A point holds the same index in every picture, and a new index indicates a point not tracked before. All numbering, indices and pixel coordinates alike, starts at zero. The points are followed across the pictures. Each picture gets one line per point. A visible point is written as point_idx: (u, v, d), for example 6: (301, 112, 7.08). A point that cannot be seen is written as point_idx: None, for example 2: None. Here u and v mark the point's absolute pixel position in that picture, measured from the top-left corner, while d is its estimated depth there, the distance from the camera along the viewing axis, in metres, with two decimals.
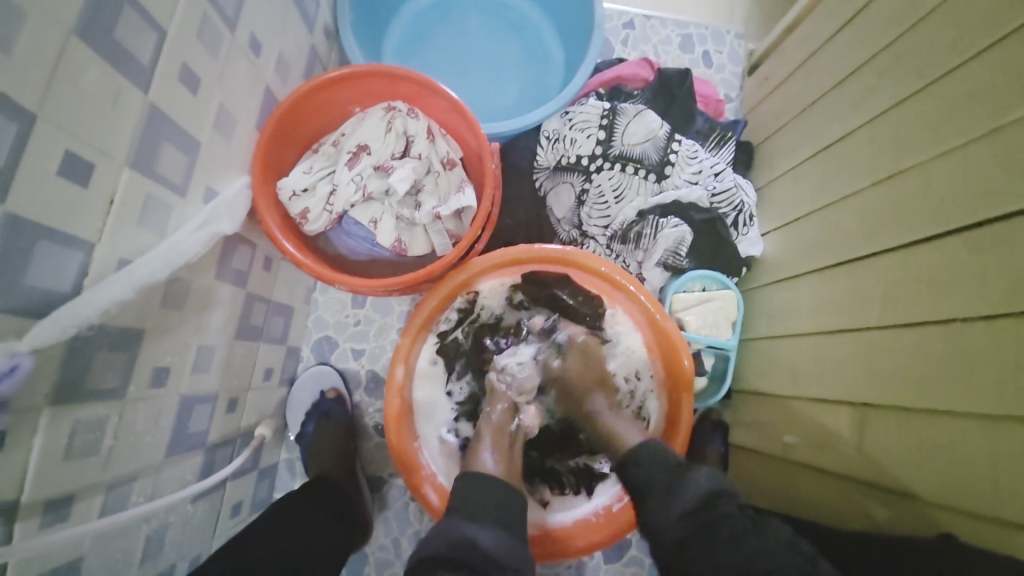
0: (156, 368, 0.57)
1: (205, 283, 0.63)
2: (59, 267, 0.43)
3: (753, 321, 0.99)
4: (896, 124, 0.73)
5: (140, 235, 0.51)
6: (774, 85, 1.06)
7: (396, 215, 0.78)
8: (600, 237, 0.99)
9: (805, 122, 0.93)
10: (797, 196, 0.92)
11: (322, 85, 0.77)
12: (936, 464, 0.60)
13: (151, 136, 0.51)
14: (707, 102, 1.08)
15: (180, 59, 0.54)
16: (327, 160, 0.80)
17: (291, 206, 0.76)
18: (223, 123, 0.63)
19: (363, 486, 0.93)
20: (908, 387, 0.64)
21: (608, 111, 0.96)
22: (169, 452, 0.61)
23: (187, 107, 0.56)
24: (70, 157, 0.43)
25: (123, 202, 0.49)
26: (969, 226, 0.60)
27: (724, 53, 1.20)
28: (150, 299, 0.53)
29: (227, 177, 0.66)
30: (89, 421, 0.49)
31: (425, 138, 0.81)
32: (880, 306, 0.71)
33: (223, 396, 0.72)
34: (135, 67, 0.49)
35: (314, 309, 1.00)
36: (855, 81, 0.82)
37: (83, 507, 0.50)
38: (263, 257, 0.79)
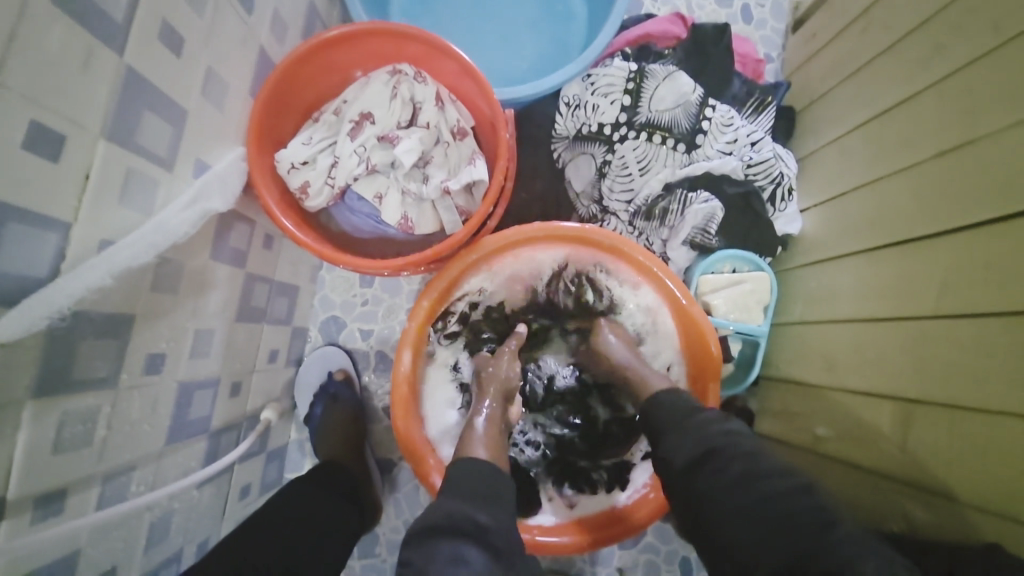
0: (150, 355, 0.54)
1: (198, 265, 0.59)
2: (33, 251, 0.40)
3: (788, 304, 0.92)
4: (968, 83, 0.63)
5: (122, 213, 0.47)
6: (823, 42, 0.95)
7: (403, 189, 0.73)
8: (622, 213, 0.91)
9: (858, 84, 0.83)
10: (845, 167, 0.83)
11: (320, 47, 0.70)
12: (992, 470, 0.54)
13: (129, 103, 0.47)
14: (745, 62, 0.98)
15: (158, 15, 0.48)
16: (328, 130, 0.74)
17: (290, 180, 0.71)
18: (213, 89, 0.58)
19: (373, 469, 0.92)
20: (965, 385, 0.57)
21: (635, 73, 0.87)
22: (169, 440, 0.59)
23: (169, 70, 0.51)
24: (36, 127, 0.39)
25: (101, 177, 0.45)
26: None
27: (766, 6, 1.08)
28: (138, 284, 0.50)
29: (220, 149, 0.61)
30: (78, 412, 0.46)
31: (434, 105, 0.74)
32: (936, 293, 0.63)
33: (226, 379, 0.70)
34: (107, 25, 0.43)
35: (320, 288, 0.97)
36: (919, 33, 0.72)
37: (79, 498, 0.48)
38: (263, 235, 0.75)
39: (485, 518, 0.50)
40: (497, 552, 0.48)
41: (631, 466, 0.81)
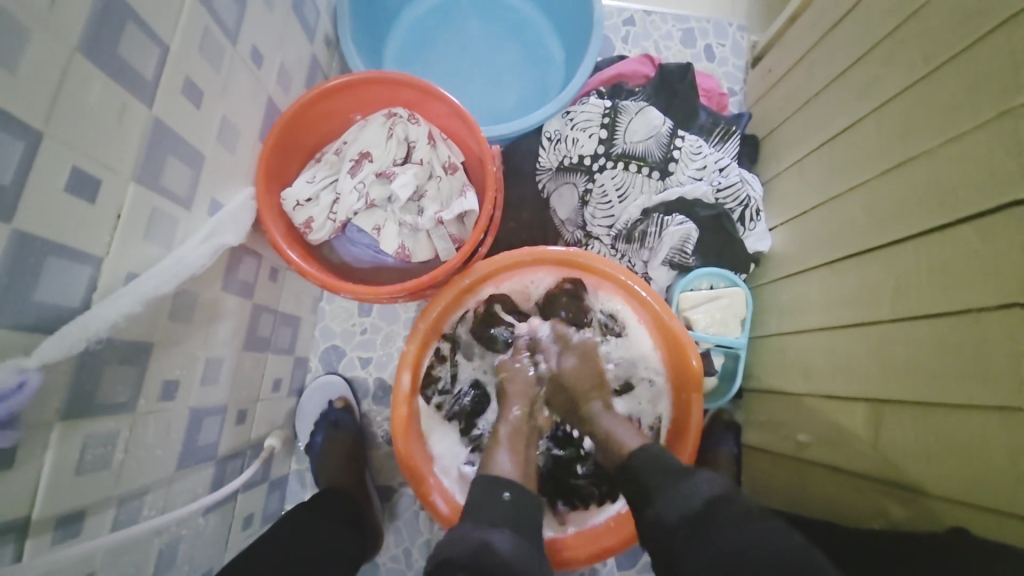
0: (165, 381, 0.57)
1: (211, 296, 0.63)
2: (67, 283, 0.44)
3: (763, 317, 0.97)
4: (903, 112, 0.72)
5: (146, 248, 0.52)
6: (777, 77, 1.05)
7: (400, 222, 0.79)
8: (605, 237, 0.98)
9: (810, 113, 0.92)
10: (804, 189, 0.91)
11: (323, 94, 0.77)
12: (960, 462, 0.57)
13: (158, 148, 0.52)
14: (710, 96, 1.07)
15: (182, 73, 0.54)
16: (329, 169, 0.80)
17: (294, 216, 0.76)
18: (226, 135, 0.64)
19: (374, 495, 0.93)
20: (924, 381, 0.62)
21: (610, 110, 0.95)
22: (179, 465, 0.61)
23: (190, 120, 0.56)
24: (77, 173, 0.44)
25: (130, 217, 0.49)
26: (984, 213, 0.58)
27: (726, 46, 1.19)
28: (158, 313, 0.54)
29: (232, 189, 0.67)
30: (100, 435, 0.49)
31: (426, 143, 0.81)
32: (891, 298, 0.69)
33: (233, 406, 0.73)
34: (139, 83, 0.49)
35: (321, 318, 1.01)
36: (860, 68, 0.81)
37: (96, 520, 0.50)
38: (269, 268, 0.79)
39: (485, 543, 0.52)
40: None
41: None
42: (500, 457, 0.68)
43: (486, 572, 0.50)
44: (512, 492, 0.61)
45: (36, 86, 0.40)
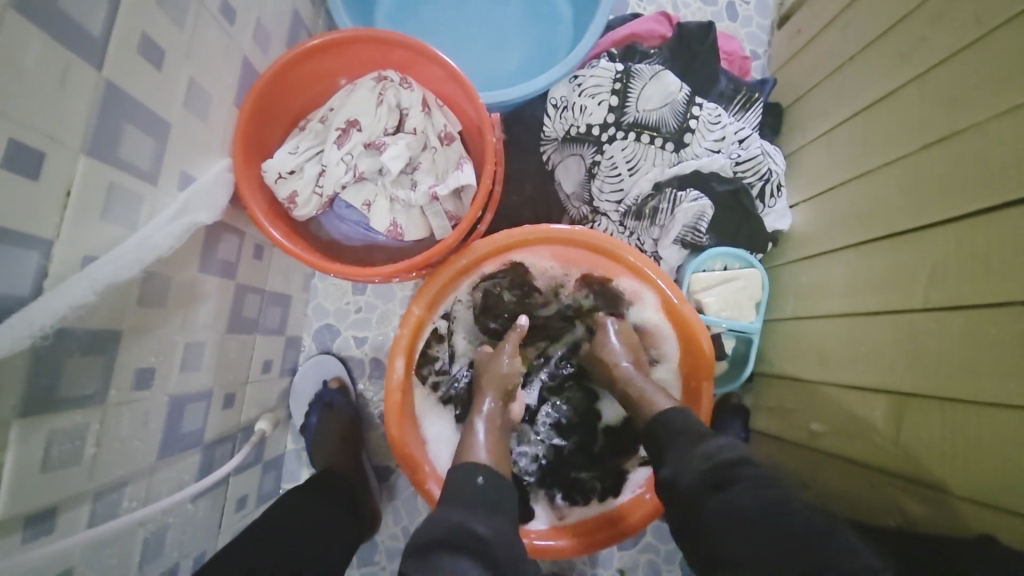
0: (138, 370, 0.54)
1: (187, 278, 0.59)
2: (10, 270, 0.39)
3: (778, 300, 0.92)
4: (953, 76, 0.63)
5: (105, 228, 0.47)
6: (807, 38, 0.95)
7: (391, 197, 0.73)
8: (613, 213, 0.92)
9: (843, 79, 0.83)
10: (832, 162, 0.83)
11: (305, 55, 0.70)
12: (996, 466, 0.53)
13: (112, 117, 0.46)
14: (732, 60, 0.98)
15: (138, 29, 0.48)
16: (315, 138, 0.74)
17: (277, 190, 0.70)
18: (196, 101, 0.58)
19: (371, 477, 0.91)
20: (957, 378, 0.57)
21: (622, 73, 0.87)
22: (161, 454, 0.59)
23: (149, 84, 0.50)
24: (14, 145, 0.38)
25: (83, 195, 0.44)
26: None
27: (751, 4, 1.09)
28: (124, 300, 0.49)
29: (206, 161, 0.61)
30: (66, 430, 0.46)
31: (420, 110, 0.74)
32: (924, 286, 0.63)
33: (219, 391, 0.70)
34: (84, 41, 0.43)
35: (313, 295, 0.97)
36: (906, 24, 0.72)
37: (68, 516, 0.48)
38: (254, 245, 0.75)
39: (480, 544, 0.49)
40: (492, 560, 0.48)
41: (627, 475, 0.80)
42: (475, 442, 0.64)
43: (459, 551, 0.48)
44: (486, 477, 0.57)
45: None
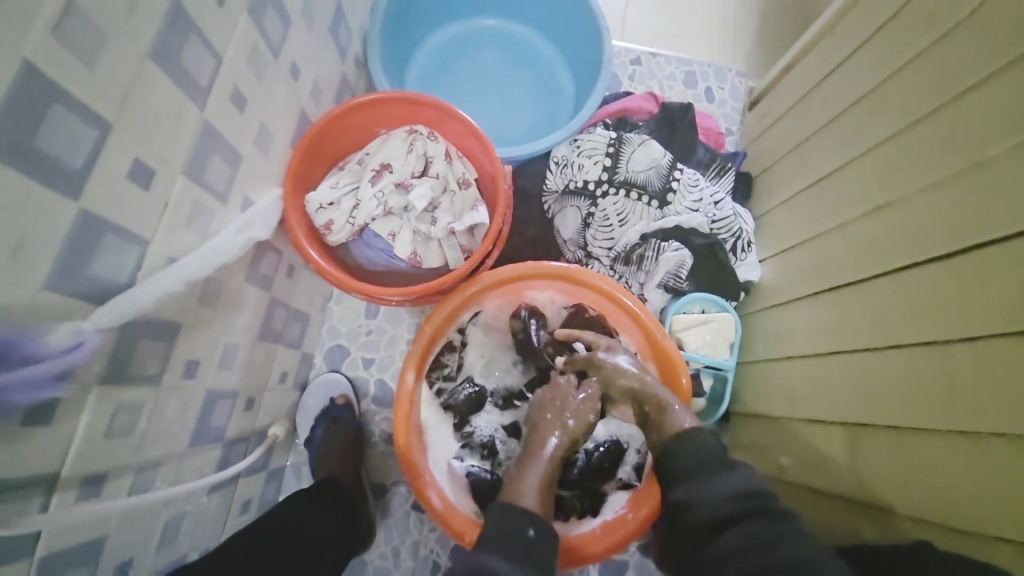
0: (188, 361, 0.61)
1: (235, 285, 0.68)
2: (117, 260, 0.47)
3: (750, 344, 1.02)
4: (882, 158, 0.77)
5: (186, 235, 0.57)
6: (771, 120, 1.13)
7: (414, 230, 0.84)
8: (604, 258, 1.04)
9: (801, 155, 0.98)
10: (794, 223, 0.97)
11: (351, 109, 0.83)
12: (925, 483, 0.60)
13: (205, 147, 0.57)
14: (708, 134, 1.14)
15: (233, 82, 0.60)
16: (352, 177, 0.86)
17: (316, 218, 0.81)
18: (262, 139, 0.70)
19: (368, 493, 0.95)
20: (893, 407, 0.66)
21: (615, 140, 1.02)
22: (191, 442, 0.65)
23: (233, 124, 0.62)
24: (137, 163, 0.48)
25: (176, 206, 0.54)
26: (943, 254, 0.63)
27: (725, 90, 1.28)
28: (191, 296, 0.58)
29: (263, 189, 0.72)
30: (129, 404, 0.52)
31: (443, 159, 0.87)
32: (866, 329, 0.74)
33: (243, 393, 0.76)
34: (196, 89, 0.54)
35: (328, 317, 1.05)
36: (848, 114, 0.87)
37: (115, 484, 0.53)
38: (288, 265, 0.84)
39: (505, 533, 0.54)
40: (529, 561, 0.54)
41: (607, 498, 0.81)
42: (525, 488, 0.66)
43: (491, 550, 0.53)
44: (537, 531, 0.60)
45: (108, 84, 0.43)
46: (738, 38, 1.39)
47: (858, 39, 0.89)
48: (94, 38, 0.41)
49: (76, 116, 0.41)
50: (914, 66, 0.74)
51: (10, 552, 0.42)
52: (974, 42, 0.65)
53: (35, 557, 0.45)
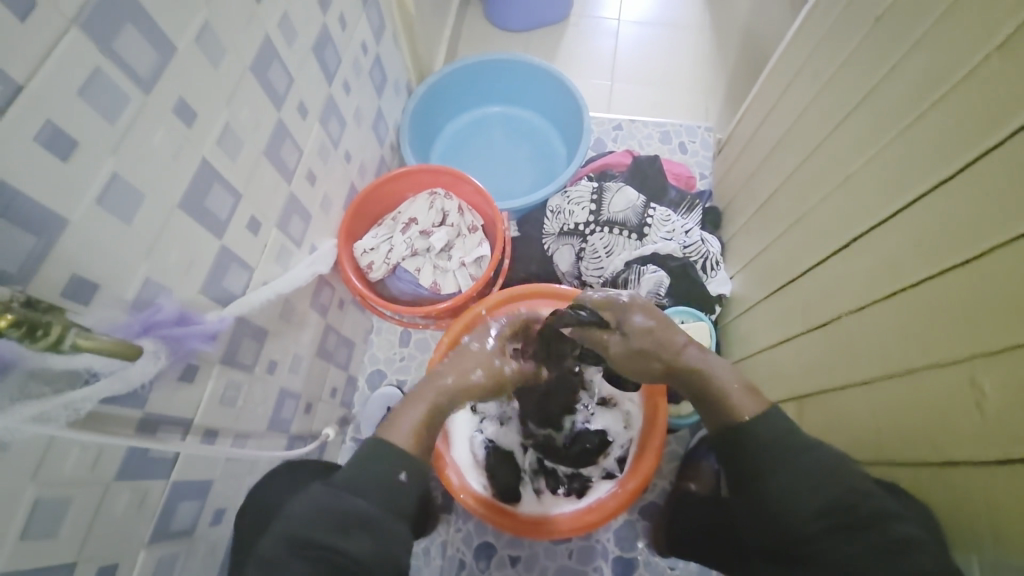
0: (270, 360, 0.84)
1: (302, 308, 0.92)
2: (236, 279, 0.72)
3: (729, 349, 1.16)
4: (799, 180, 0.95)
5: (275, 267, 0.82)
6: (731, 163, 1.34)
7: (434, 265, 1.10)
8: (595, 284, 1.22)
9: (750, 188, 1.18)
10: (749, 242, 1.14)
11: (387, 180, 1.11)
12: (854, 431, 0.72)
13: (290, 209, 0.84)
14: (679, 178, 1.36)
15: (308, 166, 0.88)
16: (387, 229, 1.11)
17: (361, 260, 1.07)
18: (325, 204, 0.97)
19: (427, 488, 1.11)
20: (825, 374, 0.79)
21: (597, 189, 1.25)
22: (267, 426, 0.86)
23: (307, 194, 0.90)
24: (253, 218, 0.74)
25: (270, 247, 0.80)
26: (837, 247, 0.80)
27: (696, 142, 1.51)
28: (275, 310, 0.82)
29: (324, 239, 0.99)
30: (235, 383, 0.75)
31: (456, 212, 1.13)
32: (800, 316, 0.88)
33: (305, 396, 0.98)
34: (286, 171, 0.82)
35: (370, 346, 1.27)
36: (776, 151, 1.07)
37: (220, 441, 0.74)
38: (340, 299, 1.09)
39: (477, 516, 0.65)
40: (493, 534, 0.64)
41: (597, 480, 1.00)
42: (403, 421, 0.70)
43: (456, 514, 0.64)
44: (408, 474, 0.65)
45: (242, 169, 0.71)
46: (708, 102, 1.65)
47: (776, 94, 1.11)
48: (237, 144, 0.69)
49: (226, 189, 0.68)
50: (809, 112, 0.95)
51: (162, 468, 0.63)
52: (837, 93, 0.86)
53: (170, 478, 0.64)
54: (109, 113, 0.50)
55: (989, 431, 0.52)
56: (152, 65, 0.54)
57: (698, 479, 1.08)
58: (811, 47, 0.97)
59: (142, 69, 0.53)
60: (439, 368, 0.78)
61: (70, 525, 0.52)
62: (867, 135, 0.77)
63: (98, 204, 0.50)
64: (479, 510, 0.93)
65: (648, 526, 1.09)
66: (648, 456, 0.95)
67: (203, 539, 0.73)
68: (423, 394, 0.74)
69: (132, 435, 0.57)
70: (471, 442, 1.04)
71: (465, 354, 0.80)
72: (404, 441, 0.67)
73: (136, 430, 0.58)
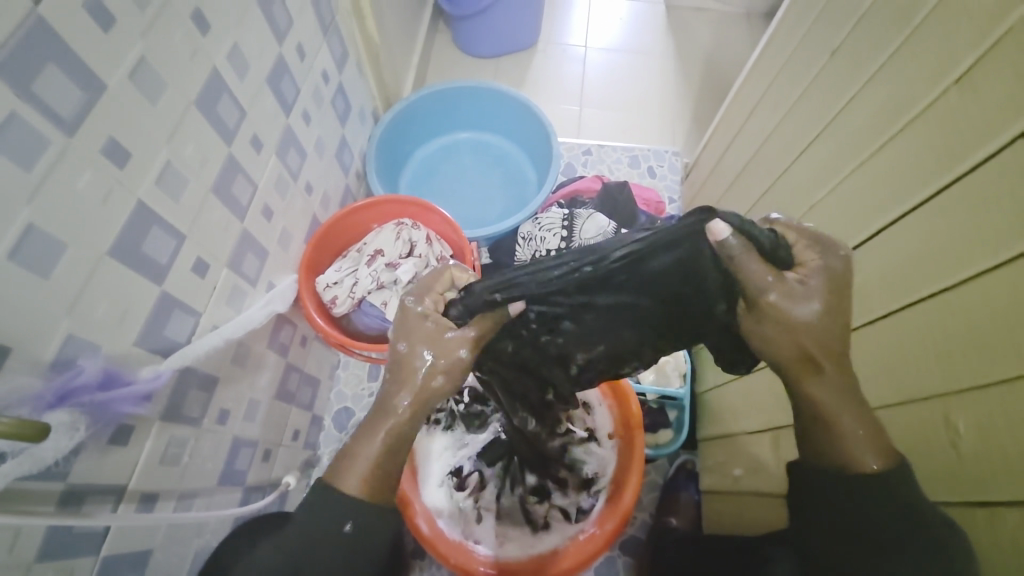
0: (221, 410, 0.78)
1: (258, 350, 0.87)
2: (180, 327, 0.67)
3: (703, 375, 1.15)
4: (765, 207, 0.96)
5: (226, 309, 0.77)
6: (698, 188, 1.36)
7: (401, 298, 1.06)
8: None
9: (717, 213, 1.19)
10: None
11: (351, 211, 1.08)
12: None
13: (243, 247, 0.80)
14: (649, 203, 1.37)
15: (263, 201, 0.84)
16: (352, 261, 1.07)
17: (324, 295, 1.02)
18: (283, 239, 0.93)
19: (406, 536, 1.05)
20: None
21: (567, 216, 1.24)
22: (219, 481, 0.79)
23: (263, 229, 0.85)
24: (199, 260, 0.69)
25: (220, 289, 0.75)
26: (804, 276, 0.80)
27: (664, 167, 1.53)
28: (226, 355, 0.76)
29: (283, 275, 0.94)
30: (179, 439, 0.68)
31: (424, 243, 1.10)
32: None
33: (262, 444, 0.91)
34: (238, 207, 0.77)
35: (336, 383, 1.21)
36: (741, 178, 1.08)
37: (161, 505, 0.67)
38: (301, 336, 1.04)
39: None
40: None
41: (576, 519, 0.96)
42: (353, 463, 0.59)
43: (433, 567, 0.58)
44: (355, 524, 0.58)
45: (187, 208, 0.66)
46: (675, 127, 1.68)
47: (739, 122, 1.13)
48: (180, 182, 0.64)
49: (167, 231, 0.63)
50: (772, 141, 0.96)
51: (90, 545, 0.56)
52: (799, 123, 0.87)
53: (100, 554, 0.58)
54: (25, 159, 0.45)
55: (966, 473, 0.52)
56: (78, 104, 0.50)
57: (678, 513, 1.05)
58: (772, 78, 0.99)
59: (65, 111, 0.48)
60: (386, 387, 0.60)
61: None
62: (830, 166, 0.78)
63: (10, 257, 0.45)
64: (452, 563, 0.89)
65: (630, 562, 1.05)
66: (623, 493, 0.92)
67: None
68: (377, 424, 0.59)
69: (51, 512, 0.51)
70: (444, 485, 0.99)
71: (401, 361, 0.60)
72: (355, 490, 0.58)
73: (56, 506, 0.52)
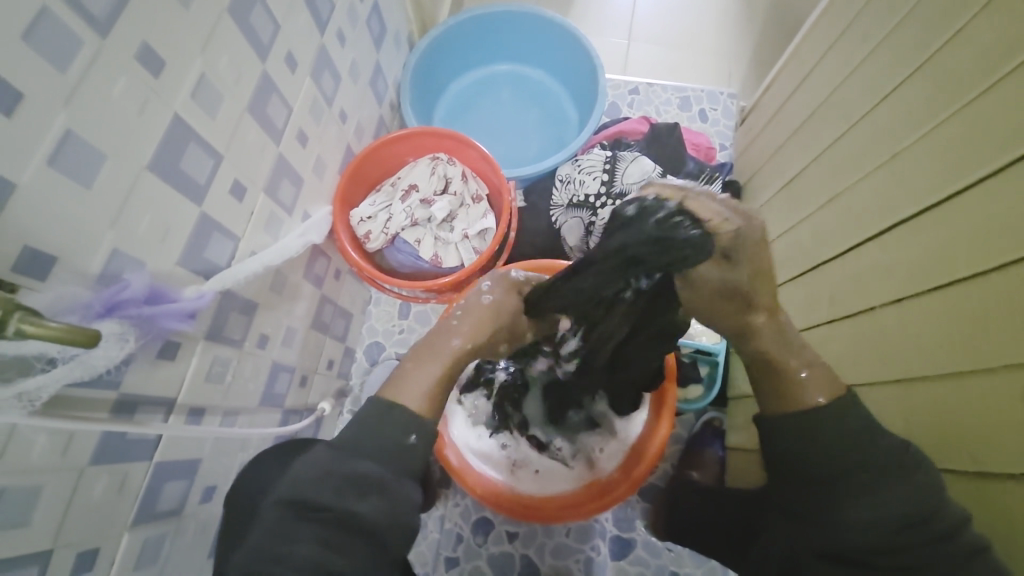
0: (261, 335, 0.79)
1: (295, 280, 0.87)
2: (219, 250, 0.66)
3: None
4: (836, 156, 0.87)
5: (263, 236, 0.76)
6: (755, 134, 1.26)
7: (435, 236, 1.04)
8: None
9: (777, 162, 1.10)
10: (772, 222, 1.07)
11: (386, 143, 1.04)
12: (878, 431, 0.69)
13: (279, 173, 0.78)
14: (699, 149, 1.27)
15: (298, 126, 0.81)
16: (386, 196, 1.05)
17: (358, 229, 1.00)
18: (318, 168, 0.90)
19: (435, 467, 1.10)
20: (851, 367, 0.75)
21: (610, 159, 1.17)
22: (260, 402, 0.83)
23: (297, 157, 0.83)
24: (236, 182, 0.68)
25: (257, 215, 0.74)
26: (873, 233, 0.74)
27: (718, 110, 1.41)
28: (263, 283, 0.77)
29: (318, 206, 0.92)
30: (222, 358, 0.70)
31: (460, 179, 1.07)
32: (827, 305, 0.83)
33: (299, 370, 0.94)
34: (274, 130, 0.74)
35: (368, 319, 1.23)
36: (811, 122, 0.98)
37: (208, 419, 0.70)
38: (335, 269, 1.04)
39: None
40: None
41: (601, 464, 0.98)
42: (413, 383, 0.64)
43: None
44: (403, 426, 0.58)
45: (222, 127, 0.63)
46: (732, 65, 1.53)
47: (813, 60, 1.01)
48: (214, 98, 0.61)
49: (203, 149, 0.61)
50: (854, 79, 0.86)
51: (144, 450, 0.59)
52: (893, 55, 0.76)
53: (153, 459, 0.61)
54: (57, 60, 0.43)
55: None
56: (110, 2, 0.46)
57: (701, 468, 1.06)
58: (861, 4, 0.86)
59: (97, 9, 0.45)
60: (452, 324, 0.72)
61: (40, 512, 0.49)
62: (922, 107, 0.68)
63: (50, 163, 0.44)
64: (479, 492, 0.93)
65: (649, 508, 1.08)
66: (652, 442, 0.92)
67: (194, 518, 0.71)
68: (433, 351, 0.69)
69: (107, 418, 0.53)
70: (472, 421, 1.02)
71: (476, 306, 0.74)
72: (415, 403, 0.62)
73: (111, 412, 0.54)
